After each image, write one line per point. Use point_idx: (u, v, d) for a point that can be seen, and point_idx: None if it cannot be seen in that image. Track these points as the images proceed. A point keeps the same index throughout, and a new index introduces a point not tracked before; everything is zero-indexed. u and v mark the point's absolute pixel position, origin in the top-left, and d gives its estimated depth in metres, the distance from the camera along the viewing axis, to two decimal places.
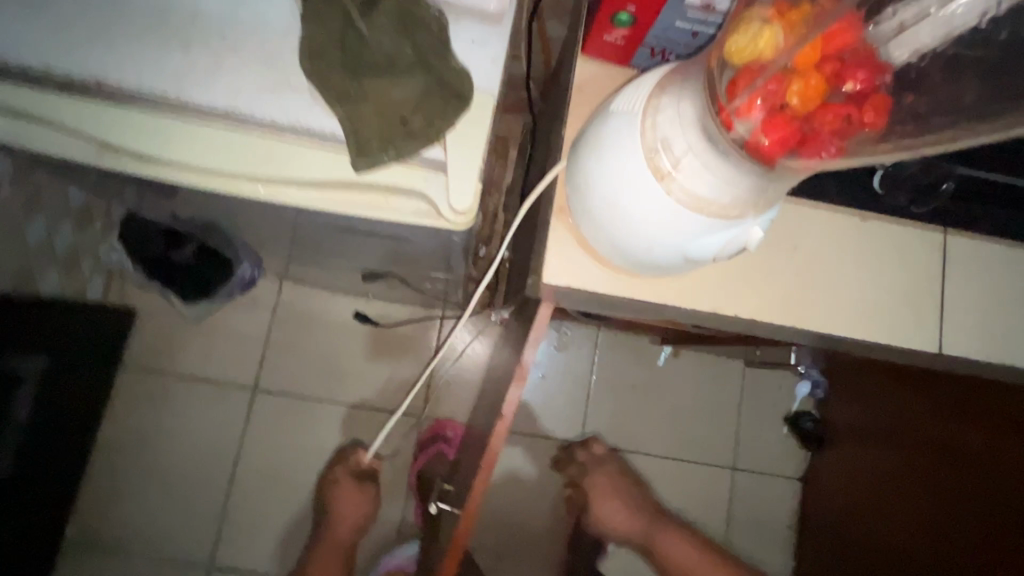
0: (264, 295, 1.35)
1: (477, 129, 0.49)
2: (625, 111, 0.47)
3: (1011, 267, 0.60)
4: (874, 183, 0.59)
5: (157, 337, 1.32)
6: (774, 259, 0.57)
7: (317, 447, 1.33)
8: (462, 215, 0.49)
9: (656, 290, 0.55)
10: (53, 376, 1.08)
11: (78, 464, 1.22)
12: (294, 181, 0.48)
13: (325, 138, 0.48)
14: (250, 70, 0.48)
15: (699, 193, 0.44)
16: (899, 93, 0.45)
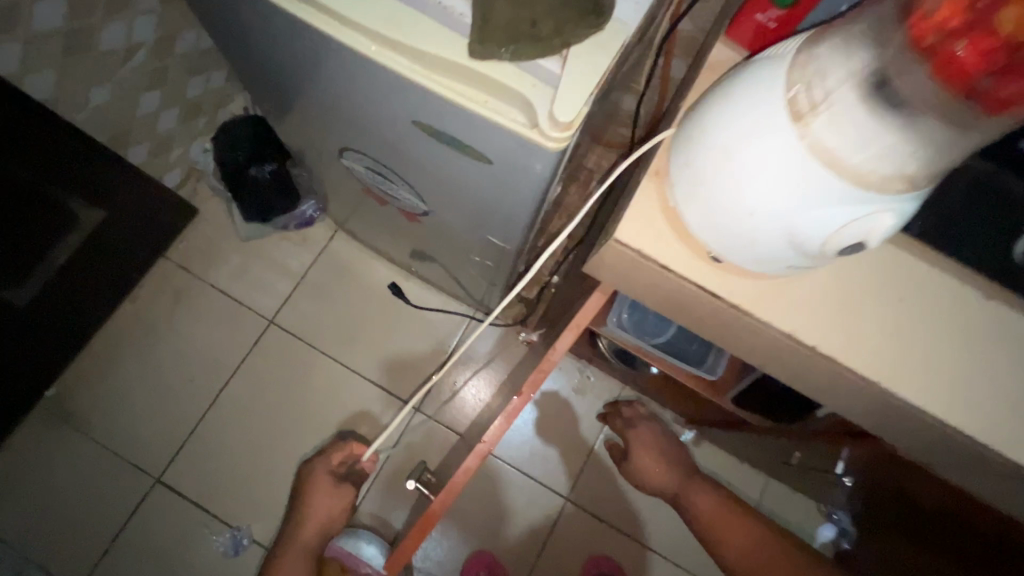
0: (316, 237, 1.36)
1: (603, 53, 0.47)
2: (773, 56, 0.41)
3: None
4: (1016, 249, 0.50)
5: (203, 241, 1.33)
6: (868, 304, 0.49)
7: (305, 400, 1.28)
8: (560, 130, 0.48)
9: (731, 287, 0.47)
10: (104, 235, 1.10)
11: (86, 331, 1.22)
12: (407, 53, 0.49)
13: (449, 18, 0.48)
14: None
15: (836, 148, 0.36)
16: None
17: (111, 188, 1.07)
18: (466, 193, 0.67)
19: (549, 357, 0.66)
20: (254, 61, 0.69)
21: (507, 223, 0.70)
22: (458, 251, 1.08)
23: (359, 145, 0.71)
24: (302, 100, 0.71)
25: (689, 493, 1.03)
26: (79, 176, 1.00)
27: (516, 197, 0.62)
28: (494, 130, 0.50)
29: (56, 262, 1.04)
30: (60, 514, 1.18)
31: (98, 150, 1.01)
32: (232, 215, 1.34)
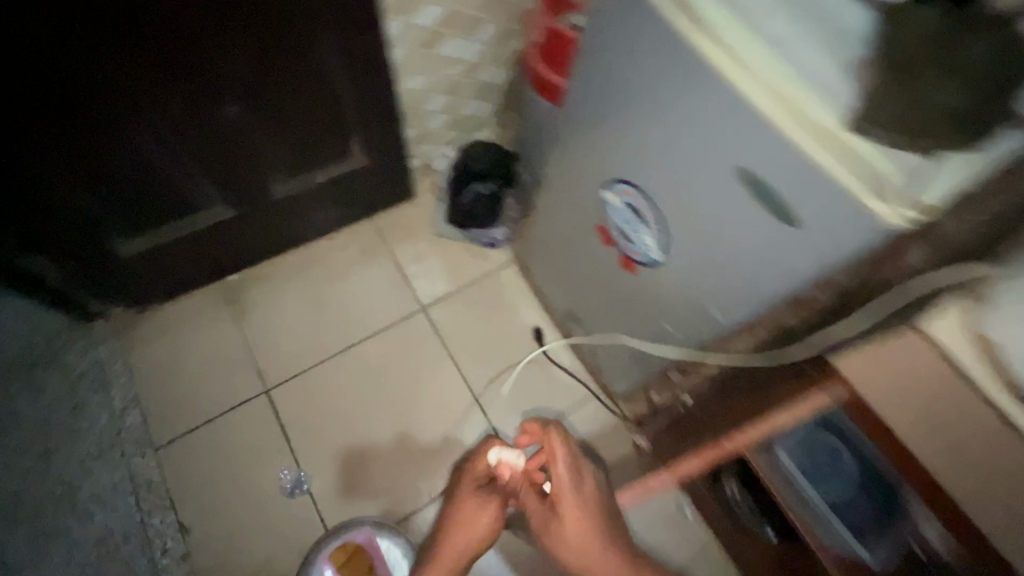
0: (491, 260, 1.48)
1: (959, 171, 0.48)
2: None
3: None
4: None
5: (405, 221, 1.50)
6: None
7: (413, 392, 1.31)
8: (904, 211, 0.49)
9: None
10: (279, 208, 1.26)
11: (255, 255, 1.36)
12: (780, 96, 0.54)
13: (825, 86, 0.52)
14: (807, 19, 0.54)
15: None
16: None
17: (309, 169, 1.22)
18: (759, 241, 0.62)
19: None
20: (594, 73, 0.76)
21: (759, 290, 0.67)
22: (630, 321, 1.03)
23: (635, 175, 0.76)
24: (614, 114, 0.75)
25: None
26: (285, 159, 1.16)
27: (812, 268, 0.59)
28: (826, 195, 0.53)
29: (223, 212, 1.19)
30: (178, 378, 1.26)
31: (324, 148, 1.19)
32: (437, 211, 1.51)
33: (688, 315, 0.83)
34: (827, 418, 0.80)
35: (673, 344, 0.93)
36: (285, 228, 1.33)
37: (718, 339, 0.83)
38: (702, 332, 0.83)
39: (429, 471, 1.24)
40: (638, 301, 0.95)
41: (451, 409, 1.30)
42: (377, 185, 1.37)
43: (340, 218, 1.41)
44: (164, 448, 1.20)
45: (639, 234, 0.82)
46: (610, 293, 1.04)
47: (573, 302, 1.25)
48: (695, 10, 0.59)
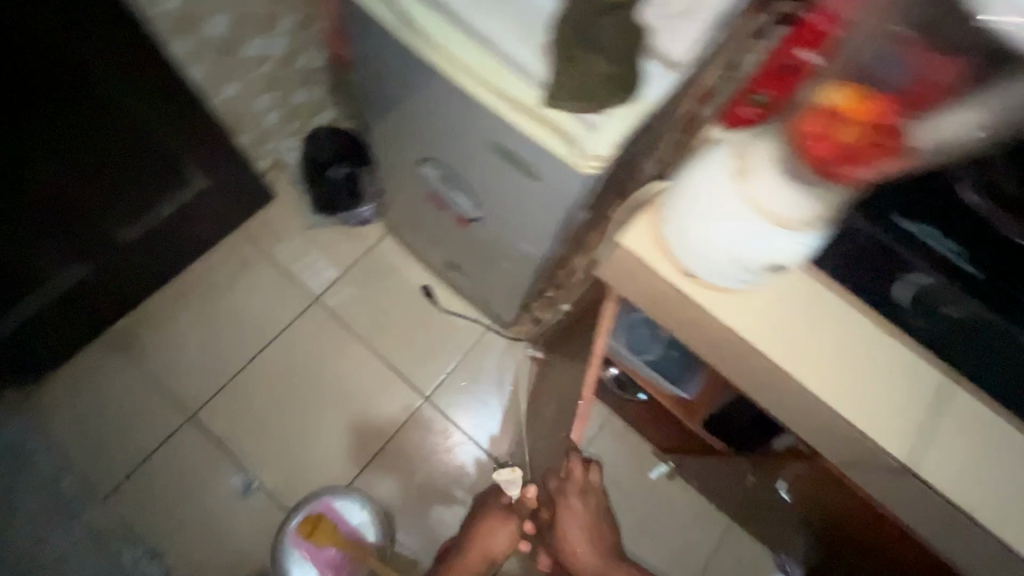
0: (368, 235, 1.55)
1: (626, 118, 0.63)
2: (723, 158, 0.53)
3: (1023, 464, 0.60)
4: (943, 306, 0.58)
5: (273, 221, 1.53)
6: (821, 329, 0.62)
7: (331, 375, 1.43)
8: (593, 159, 0.64)
9: (736, 315, 0.62)
10: (137, 250, 1.28)
11: (132, 298, 1.38)
12: (493, 85, 0.66)
13: (523, 71, 0.65)
14: (502, 13, 0.65)
15: (763, 198, 0.50)
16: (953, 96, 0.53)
17: (149, 205, 1.23)
18: (527, 193, 0.78)
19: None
20: (372, 68, 0.83)
21: (546, 227, 0.83)
22: (489, 263, 1.18)
23: (437, 150, 0.87)
24: (401, 102, 0.85)
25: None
26: (118, 204, 1.16)
27: (564, 207, 0.75)
28: (547, 154, 0.67)
29: (78, 272, 1.21)
30: (100, 432, 1.32)
31: (156, 182, 1.19)
32: (302, 203, 1.55)
33: (517, 253, 0.99)
34: (635, 314, 1.03)
35: (522, 275, 1.10)
36: (151, 264, 1.35)
37: (549, 264, 0.99)
38: (532, 263, 0.99)
39: (364, 438, 1.40)
40: (485, 248, 1.10)
41: (369, 380, 1.44)
42: (230, 197, 1.38)
43: (207, 238, 1.43)
44: (111, 496, 1.29)
45: (459, 196, 0.95)
46: (466, 243, 1.17)
47: (447, 256, 1.37)
48: (418, 13, 0.68)
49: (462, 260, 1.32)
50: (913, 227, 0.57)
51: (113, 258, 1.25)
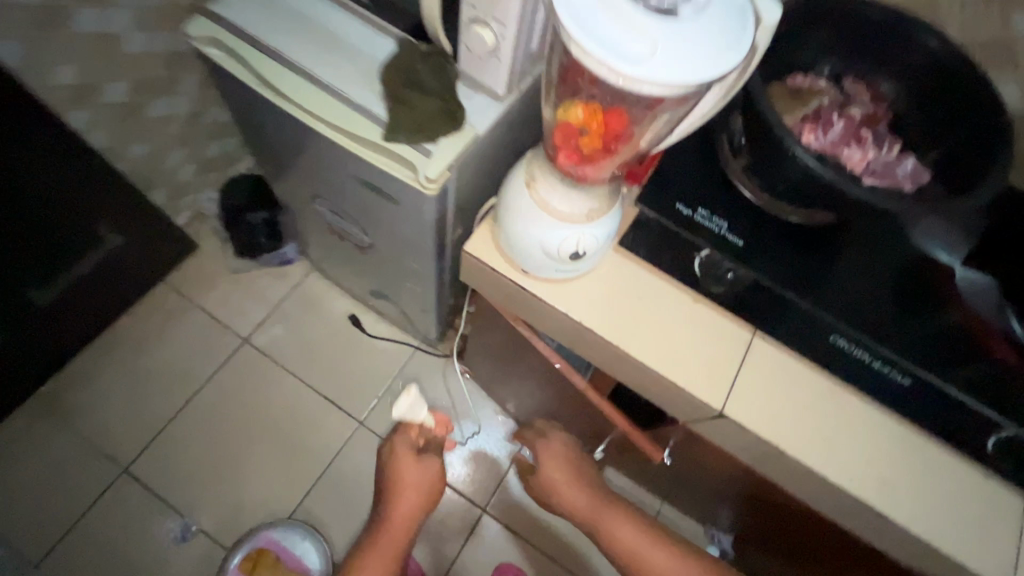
0: (293, 274, 1.61)
1: (457, 143, 0.73)
2: (521, 169, 0.65)
3: (821, 395, 0.71)
4: (854, 339, 0.70)
5: (197, 270, 1.58)
6: (640, 303, 0.73)
7: (265, 412, 1.47)
8: (432, 181, 0.74)
9: (565, 300, 0.72)
10: (56, 311, 1.31)
11: (56, 359, 1.40)
12: (343, 126, 0.75)
13: (367, 112, 0.75)
14: (345, 67, 0.76)
15: (547, 199, 0.62)
16: (817, 125, 0.68)
17: (64, 267, 1.27)
18: (397, 216, 0.87)
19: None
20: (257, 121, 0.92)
21: (422, 245, 0.93)
22: (400, 285, 1.26)
23: (322, 187, 0.96)
24: (284, 146, 0.94)
25: (620, 539, 0.97)
26: (30, 269, 1.20)
27: (428, 225, 0.85)
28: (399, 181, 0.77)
29: None
30: (31, 497, 1.32)
31: (69, 243, 1.24)
32: (225, 249, 1.60)
33: (411, 271, 1.08)
34: None
35: (427, 292, 1.18)
36: (73, 324, 1.38)
37: (444, 278, 1.08)
38: (427, 280, 1.09)
39: (303, 469, 1.43)
40: (389, 271, 1.18)
41: (304, 411, 1.48)
42: (150, 251, 1.43)
43: (130, 293, 1.47)
44: (46, 560, 1.29)
45: (352, 225, 1.04)
46: (376, 269, 1.26)
47: (367, 284, 1.45)
48: (274, 70, 0.77)
49: (381, 286, 1.40)
50: (692, 212, 0.70)
51: (31, 321, 1.27)
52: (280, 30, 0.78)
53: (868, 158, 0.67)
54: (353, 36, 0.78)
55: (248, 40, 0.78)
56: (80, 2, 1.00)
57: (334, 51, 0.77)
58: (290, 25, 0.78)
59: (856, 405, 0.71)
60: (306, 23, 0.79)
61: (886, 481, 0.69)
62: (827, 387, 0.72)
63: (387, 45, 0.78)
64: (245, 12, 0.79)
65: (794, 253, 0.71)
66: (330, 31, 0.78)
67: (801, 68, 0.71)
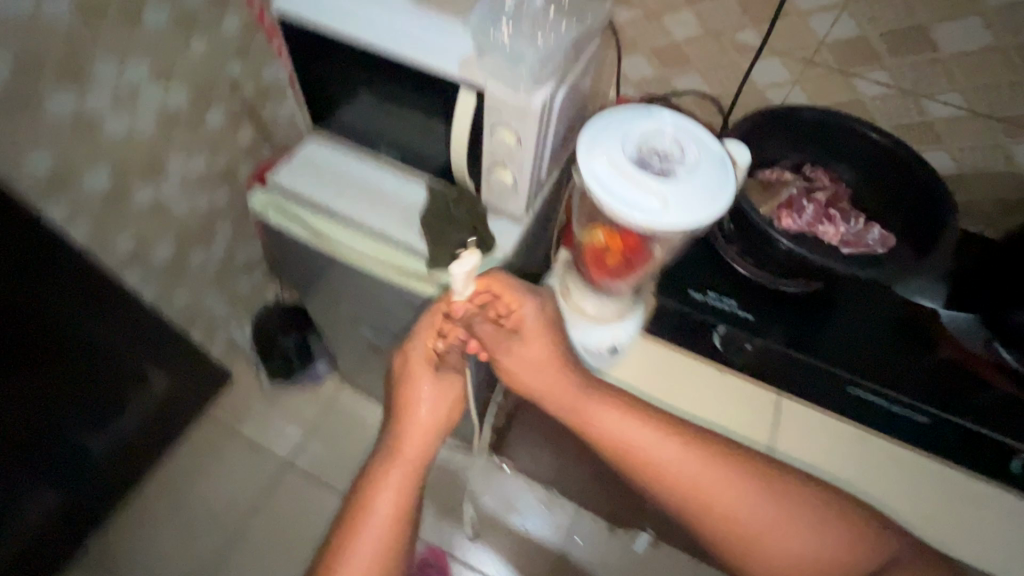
0: (325, 390, 1.68)
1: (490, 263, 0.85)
2: (553, 279, 0.77)
3: (853, 443, 0.79)
4: (869, 390, 0.78)
5: (235, 399, 1.64)
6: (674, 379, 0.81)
7: (312, 535, 1.47)
8: None
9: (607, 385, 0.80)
10: (107, 463, 1.35)
11: (105, 511, 1.42)
12: (393, 263, 0.87)
13: (412, 249, 0.87)
14: (389, 214, 0.90)
15: (582, 305, 0.74)
16: (792, 209, 0.81)
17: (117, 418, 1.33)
18: None
19: (728, 539, 0.62)
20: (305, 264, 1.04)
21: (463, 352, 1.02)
22: None
23: (366, 313, 1.06)
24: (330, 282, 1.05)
25: (631, 443, 0.63)
26: (87, 426, 1.26)
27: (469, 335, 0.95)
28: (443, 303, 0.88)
29: (52, 501, 1.27)
30: None
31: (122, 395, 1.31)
32: (259, 375, 1.67)
33: None
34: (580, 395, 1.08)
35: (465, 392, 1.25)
36: (122, 472, 1.41)
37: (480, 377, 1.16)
38: None
39: None
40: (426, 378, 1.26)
41: None
42: (193, 389, 1.50)
43: (174, 433, 1.52)
44: None
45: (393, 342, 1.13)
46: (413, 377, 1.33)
47: None
48: (326, 223, 0.89)
49: None
50: (704, 296, 0.81)
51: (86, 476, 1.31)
52: (328, 189, 0.91)
53: (841, 232, 0.80)
54: (390, 186, 0.92)
55: (305, 202, 0.90)
56: (138, 183, 1.15)
57: (378, 202, 0.91)
58: (335, 184, 0.92)
59: (885, 448, 0.79)
60: (347, 180, 0.93)
61: (930, 518, 0.75)
62: (854, 431, 0.80)
63: (419, 190, 0.92)
64: (295, 177, 0.93)
65: (798, 320, 0.81)
66: (369, 184, 0.93)
67: (766, 163, 0.85)
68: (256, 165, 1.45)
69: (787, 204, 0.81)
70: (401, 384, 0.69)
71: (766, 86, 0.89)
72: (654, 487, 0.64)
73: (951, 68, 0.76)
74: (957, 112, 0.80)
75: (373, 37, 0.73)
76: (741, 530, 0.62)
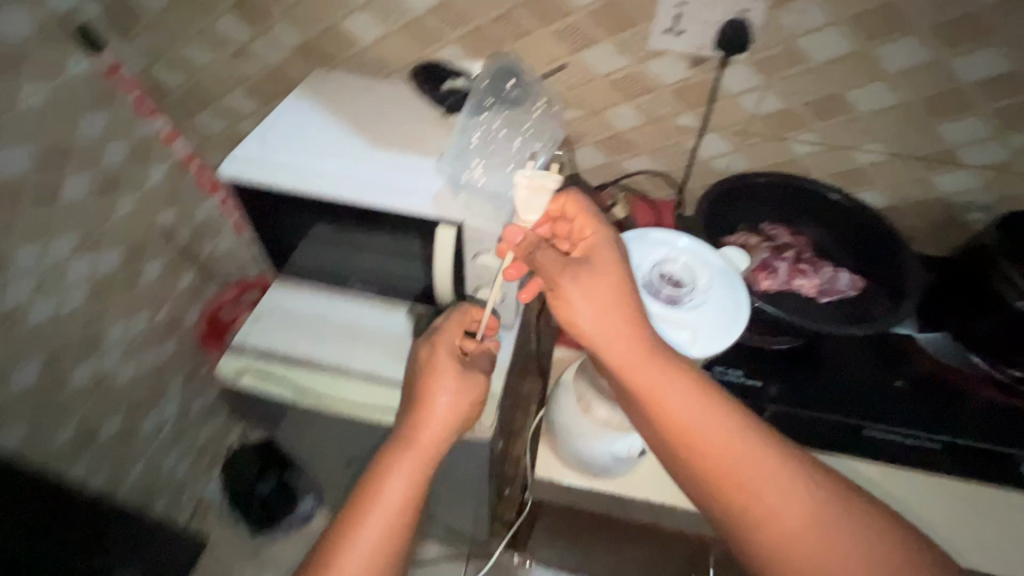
0: (316, 528, 1.52)
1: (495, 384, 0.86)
2: (568, 391, 0.74)
3: (883, 484, 0.81)
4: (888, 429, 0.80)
5: (213, 566, 1.45)
6: None
7: None
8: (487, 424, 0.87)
9: (643, 488, 0.77)
10: None
11: None
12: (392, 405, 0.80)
13: None
14: (377, 352, 0.84)
15: (603, 415, 0.70)
16: (768, 272, 0.85)
17: None
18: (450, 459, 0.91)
19: (754, 535, 0.49)
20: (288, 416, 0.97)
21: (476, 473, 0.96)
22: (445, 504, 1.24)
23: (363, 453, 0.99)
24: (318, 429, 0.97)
25: (688, 410, 0.51)
26: None
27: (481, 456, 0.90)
28: None
29: None
30: None
31: None
32: (237, 531, 1.49)
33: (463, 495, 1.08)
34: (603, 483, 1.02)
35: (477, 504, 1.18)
36: None
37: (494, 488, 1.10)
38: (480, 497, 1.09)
39: None
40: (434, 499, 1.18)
41: None
42: None
43: None
44: None
45: None
46: None
47: None
48: (310, 377, 0.82)
49: None
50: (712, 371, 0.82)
51: None
52: (306, 339, 0.86)
53: (818, 284, 0.84)
54: (371, 321, 0.88)
55: (281, 358, 0.84)
56: (75, 363, 1.03)
57: (362, 341, 0.86)
58: (313, 331, 0.86)
59: (913, 481, 0.81)
60: (324, 324, 0.88)
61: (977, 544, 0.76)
62: (879, 469, 0.82)
63: (403, 318, 0.88)
64: (267, 333, 0.86)
65: (801, 375, 0.84)
66: (348, 323, 0.88)
67: (732, 229, 0.89)
68: (203, 306, 1.35)
69: (764, 268, 0.85)
70: (423, 380, 0.64)
71: (711, 158, 0.94)
72: (697, 457, 0.51)
73: (869, 123, 0.85)
74: (881, 157, 0.89)
75: (344, 193, 0.71)
76: (779, 536, 0.48)
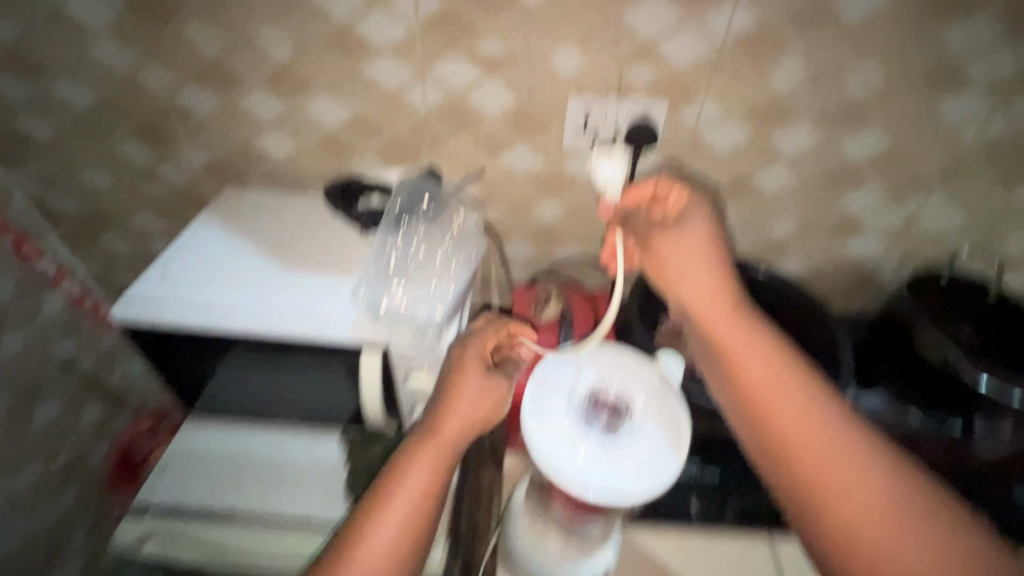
0: None
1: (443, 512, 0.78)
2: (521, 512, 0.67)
3: None
4: None
5: None
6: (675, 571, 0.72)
7: None
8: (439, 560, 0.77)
9: None
10: None
11: None
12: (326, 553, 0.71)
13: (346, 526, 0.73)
14: (307, 490, 0.76)
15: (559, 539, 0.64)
16: None
17: None
18: None
19: (817, 510, 0.51)
20: None
21: None
22: None
23: None
24: None
25: (774, 375, 0.56)
26: None
27: None
28: None
29: None
30: None
31: None
32: None
33: None
34: None
35: None
36: None
37: None
38: None
39: None
40: None
41: None
42: None
43: None
44: None
45: None
46: None
47: None
48: (229, 531, 0.72)
49: None
50: None
51: None
52: (224, 484, 0.76)
53: None
54: (300, 453, 0.80)
55: (194, 512, 0.74)
56: None
57: (290, 478, 0.77)
58: (232, 474, 0.77)
59: None
60: (246, 463, 0.78)
61: None
62: None
63: (336, 445, 0.81)
64: (178, 483, 0.76)
65: None
66: (273, 459, 0.79)
67: None
68: (111, 441, 1.19)
69: None
70: (449, 374, 0.63)
71: None
72: (770, 418, 0.55)
73: (776, 201, 0.89)
74: (793, 229, 0.93)
75: (256, 324, 0.66)
76: (837, 501, 0.50)
